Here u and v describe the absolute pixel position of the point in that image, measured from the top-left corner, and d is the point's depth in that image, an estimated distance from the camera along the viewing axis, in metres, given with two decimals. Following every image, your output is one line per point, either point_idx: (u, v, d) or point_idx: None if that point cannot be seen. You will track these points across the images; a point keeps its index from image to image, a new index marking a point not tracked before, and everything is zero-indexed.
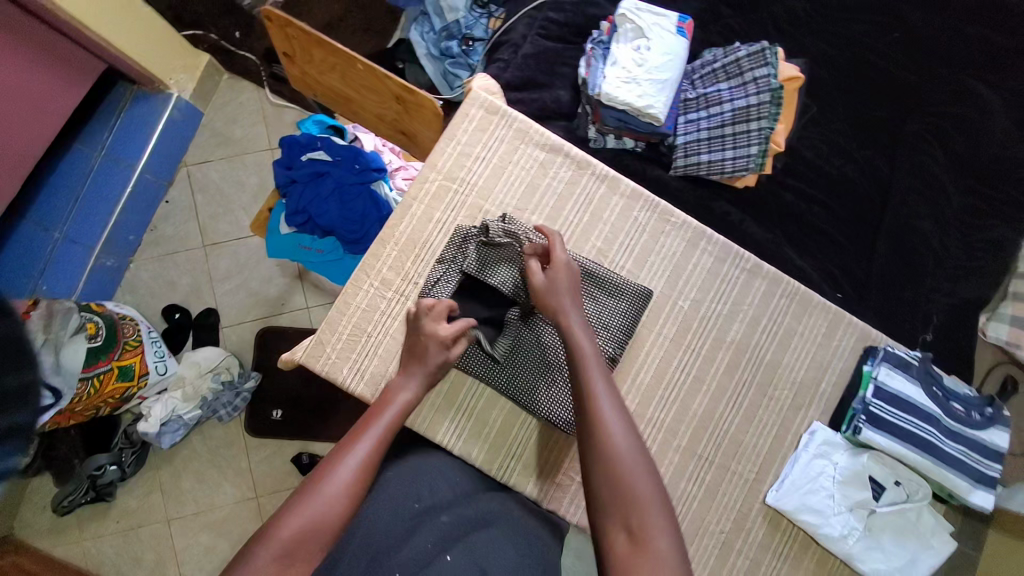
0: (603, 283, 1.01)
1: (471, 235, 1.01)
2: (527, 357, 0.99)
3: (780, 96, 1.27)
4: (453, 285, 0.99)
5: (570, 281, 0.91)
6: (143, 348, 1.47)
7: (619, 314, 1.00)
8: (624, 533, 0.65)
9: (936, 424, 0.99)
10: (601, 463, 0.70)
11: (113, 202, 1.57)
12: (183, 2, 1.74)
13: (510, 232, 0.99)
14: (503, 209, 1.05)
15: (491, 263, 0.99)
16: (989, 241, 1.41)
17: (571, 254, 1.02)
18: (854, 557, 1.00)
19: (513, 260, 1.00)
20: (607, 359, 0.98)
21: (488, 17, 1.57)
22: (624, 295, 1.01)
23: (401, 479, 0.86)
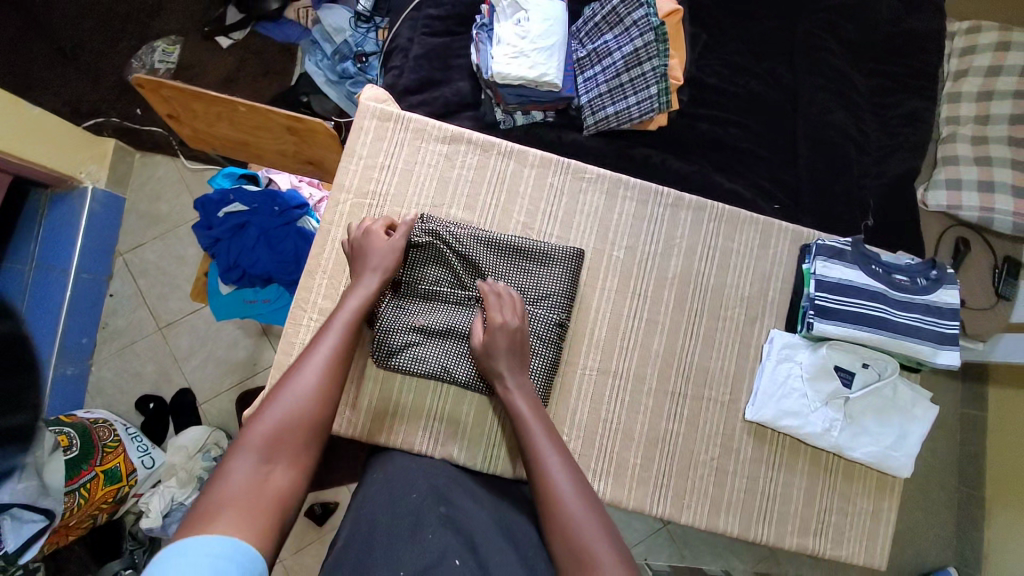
0: (533, 254, 1.02)
1: None
2: None
3: (664, 32, 1.28)
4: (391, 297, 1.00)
5: (511, 342, 0.90)
6: (124, 446, 1.45)
7: (556, 280, 1.01)
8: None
9: (882, 299, 1.01)
10: (560, 534, 0.72)
11: (56, 310, 1.54)
12: (73, 93, 1.67)
13: (428, 230, 1.00)
14: (419, 209, 1.05)
15: (420, 265, 1.00)
16: (902, 116, 1.44)
17: (494, 239, 1.02)
18: (845, 448, 1.02)
19: (439, 258, 1.00)
20: (556, 326, 0.99)
21: (375, 30, 1.57)
22: (556, 260, 1.02)
23: (381, 488, 0.86)
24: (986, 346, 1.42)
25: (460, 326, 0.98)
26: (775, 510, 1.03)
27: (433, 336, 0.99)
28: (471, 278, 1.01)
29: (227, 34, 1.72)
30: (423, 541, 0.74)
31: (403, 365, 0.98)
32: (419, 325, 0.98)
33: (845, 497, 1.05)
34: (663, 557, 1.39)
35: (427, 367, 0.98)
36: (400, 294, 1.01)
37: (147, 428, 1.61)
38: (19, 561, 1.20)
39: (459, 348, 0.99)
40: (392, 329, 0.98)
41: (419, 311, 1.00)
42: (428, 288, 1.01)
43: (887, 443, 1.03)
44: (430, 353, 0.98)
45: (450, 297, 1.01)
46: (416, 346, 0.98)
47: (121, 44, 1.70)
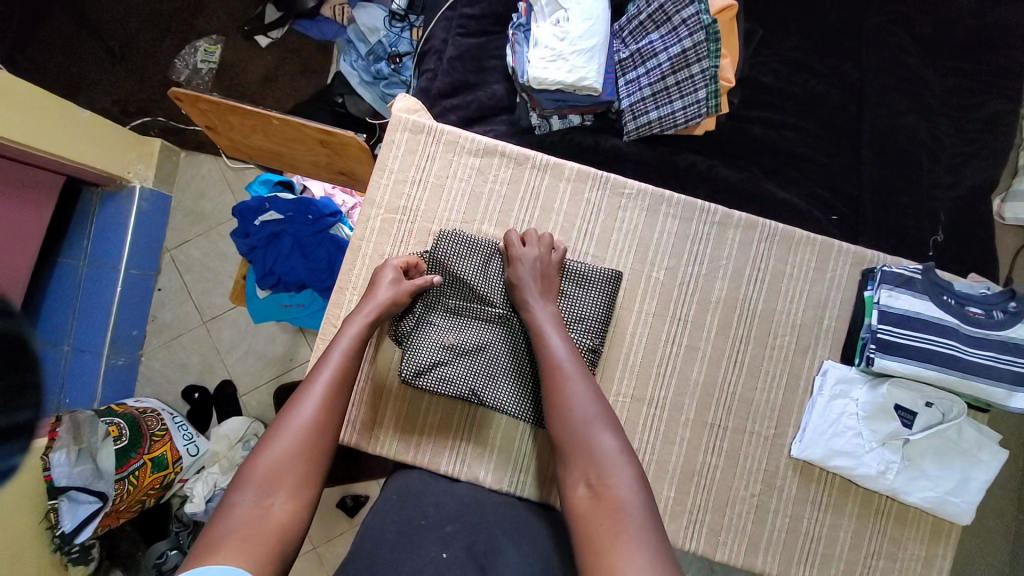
0: (567, 275, 0.98)
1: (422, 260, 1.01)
2: (524, 352, 0.98)
3: (716, 31, 1.18)
4: (418, 315, 0.99)
5: (542, 268, 0.95)
6: (169, 435, 1.49)
7: (590, 303, 0.97)
8: (585, 487, 0.72)
9: (953, 335, 0.92)
10: (566, 432, 0.78)
11: (108, 305, 1.62)
12: (123, 91, 1.70)
13: (459, 244, 0.99)
14: (450, 224, 1.03)
15: (449, 281, 0.99)
16: (983, 119, 1.30)
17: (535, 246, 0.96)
18: (900, 491, 0.95)
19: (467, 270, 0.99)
20: (589, 351, 0.95)
21: (410, 29, 1.53)
22: (592, 283, 0.98)
23: (405, 506, 0.86)
24: None
25: (489, 345, 0.98)
26: (819, 552, 0.97)
27: (462, 355, 0.97)
28: (498, 295, 0.99)
29: (267, 33, 1.72)
30: (427, 555, 0.73)
31: (430, 385, 0.95)
32: (448, 343, 0.97)
33: (895, 541, 0.98)
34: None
35: (453, 387, 0.96)
36: (429, 313, 0.99)
37: (192, 419, 1.68)
38: (76, 539, 1.33)
39: (488, 369, 0.97)
40: (421, 347, 0.96)
41: (448, 330, 0.98)
42: (455, 307, 1.00)
43: (948, 488, 0.94)
44: (458, 374, 0.96)
45: (479, 316, 0.99)
46: (444, 365, 0.96)
47: (166, 42, 1.72)
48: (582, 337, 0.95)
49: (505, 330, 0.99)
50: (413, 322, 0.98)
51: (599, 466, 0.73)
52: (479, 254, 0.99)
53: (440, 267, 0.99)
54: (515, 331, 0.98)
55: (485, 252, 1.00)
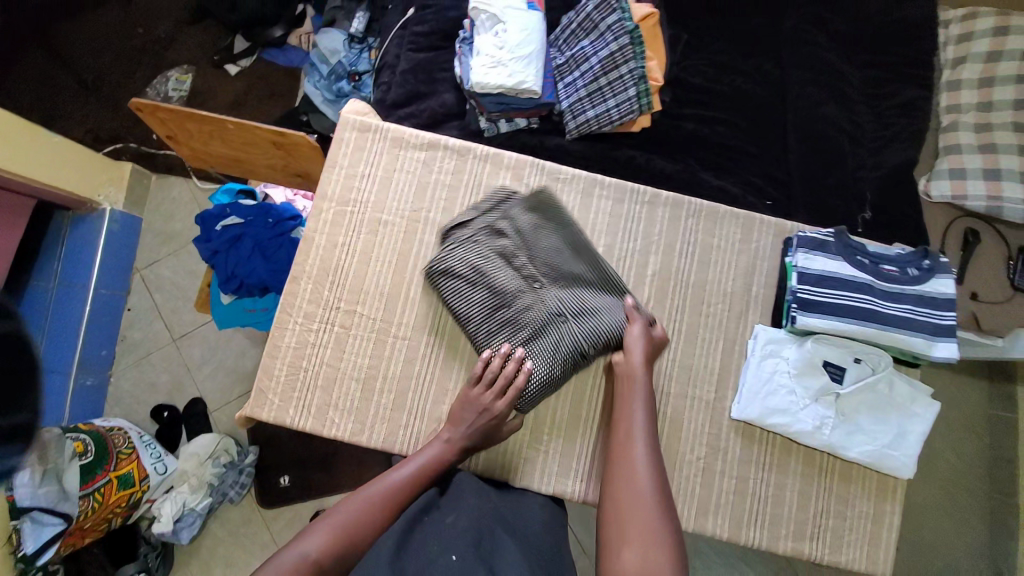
0: (585, 276, 1.02)
1: (506, 197, 1.07)
2: (543, 341, 0.97)
3: (638, 36, 1.29)
4: (465, 236, 1.04)
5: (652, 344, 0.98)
6: (137, 453, 1.46)
7: (598, 301, 1.01)
8: (636, 559, 0.74)
9: (869, 291, 0.98)
10: (632, 497, 0.81)
11: (76, 326, 1.61)
12: (99, 121, 1.77)
13: (531, 203, 1.04)
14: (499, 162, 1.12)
15: (512, 223, 1.04)
16: (898, 106, 1.41)
17: (578, 228, 1.04)
18: (838, 447, 0.98)
19: (548, 224, 1.04)
20: (575, 351, 0.96)
21: (369, 50, 1.62)
22: (604, 282, 1.03)
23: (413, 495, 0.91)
24: (1006, 343, 1.32)
25: (519, 310, 0.99)
26: (767, 512, 1.00)
27: (485, 286, 1.00)
28: (585, 326, 0.97)
29: (235, 62, 1.81)
30: (428, 550, 0.78)
31: (444, 292, 1.02)
32: (474, 270, 1.01)
33: (841, 499, 1.01)
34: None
35: (463, 308, 1.01)
36: (472, 240, 1.03)
37: (161, 437, 1.66)
38: (37, 561, 1.26)
39: (497, 311, 1.00)
40: (462, 256, 1.02)
41: (483, 257, 1.02)
42: (506, 248, 1.03)
43: (884, 442, 0.98)
44: (469, 298, 1.01)
45: (560, 344, 0.96)
46: (465, 283, 1.01)
47: (139, 74, 1.80)
48: (567, 334, 0.97)
49: (534, 297, 1.00)
50: (449, 242, 1.04)
51: (651, 541, 0.76)
52: (539, 215, 1.04)
53: (504, 207, 1.06)
54: (537, 303, 1.00)
55: (548, 215, 1.04)
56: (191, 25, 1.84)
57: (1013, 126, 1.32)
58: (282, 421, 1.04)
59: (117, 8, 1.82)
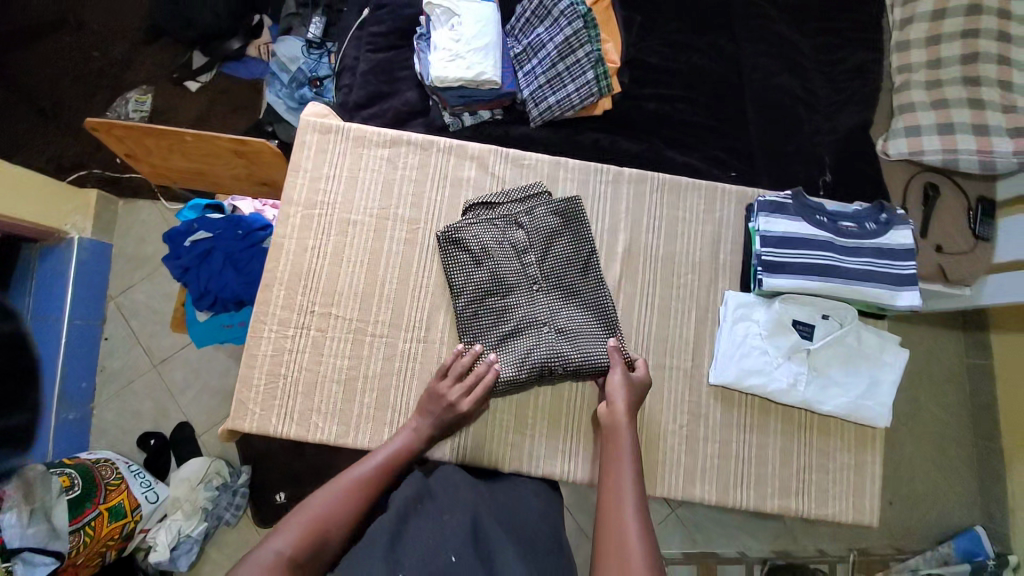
0: (569, 289, 1.06)
1: (539, 196, 1.09)
2: (514, 344, 1.02)
3: (592, 18, 1.32)
4: (476, 221, 1.07)
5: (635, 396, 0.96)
6: (126, 483, 1.40)
7: (579, 319, 1.03)
8: None
9: (830, 247, 1.01)
10: (616, 542, 0.74)
11: (54, 360, 1.51)
12: (58, 150, 1.70)
13: (536, 209, 1.07)
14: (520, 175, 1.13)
15: (525, 219, 1.07)
16: (850, 70, 1.44)
17: (578, 239, 1.06)
18: (813, 402, 1.01)
19: (555, 236, 1.06)
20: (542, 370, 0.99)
21: (328, 54, 1.61)
22: (585, 297, 1.05)
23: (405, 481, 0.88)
24: (973, 291, 1.35)
25: (509, 305, 1.04)
26: (752, 472, 1.02)
27: (490, 263, 1.04)
28: (560, 339, 1.01)
29: (195, 77, 1.75)
30: (428, 543, 0.76)
31: (446, 260, 1.06)
32: (480, 252, 1.05)
33: (823, 452, 1.04)
34: (675, 543, 1.48)
35: (459, 280, 1.05)
36: (493, 224, 1.07)
37: (149, 468, 1.56)
38: None
39: (491, 290, 1.04)
40: (476, 232, 1.06)
41: (497, 242, 1.06)
42: (522, 241, 1.06)
43: (857, 393, 1.02)
44: (469, 271, 1.05)
45: (531, 349, 1.00)
46: (468, 257, 1.05)
47: (97, 97, 1.74)
48: (544, 347, 1.00)
49: (526, 297, 1.04)
50: (470, 219, 1.08)
51: None
52: (560, 219, 1.07)
53: (532, 203, 1.08)
54: (525, 300, 1.04)
55: (569, 224, 1.07)
56: (148, 44, 1.78)
57: (963, 80, 1.33)
58: (265, 431, 1.03)
59: (69, 33, 1.77)
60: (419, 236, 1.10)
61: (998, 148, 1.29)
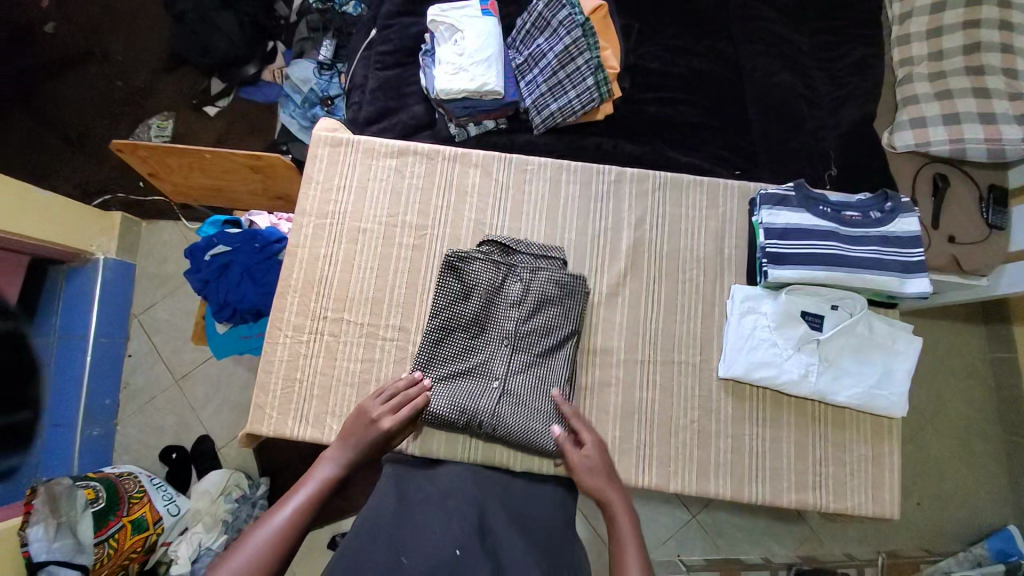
0: (535, 349, 1.02)
1: (553, 257, 1.08)
2: (460, 384, 1.01)
3: (590, 28, 1.36)
4: (478, 261, 1.06)
5: (605, 465, 0.93)
6: (149, 496, 1.41)
7: (532, 385, 1.01)
8: None
9: (835, 237, 1.01)
10: None
11: (80, 376, 1.55)
12: (86, 175, 1.78)
13: (535, 265, 1.06)
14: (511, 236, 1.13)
15: (514, 277, 1.06)
16: (850, 65, 1.45)
17: (559, 304, 1.04)
18: (825, 393, 1.01)
19: (550, 302, 1.04)
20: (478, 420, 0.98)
21: (338, 75, 1.68)
22: (553, 363, 1.03)
23: (418, 483, 0.90)
24: (990, 281, 1.32)
25: (470, 344, 1.04)
26: (767, 466, 1.02)
27: (481, 308, 1.04)
28: (498, 398, 0.99)
29: (214, 102, 1.83)
30: (432, 533, 0.74)
31: (438, 284, 1.04)
32: (474, 293, 1.04)
33: (839, 443, 1.03)
34: (697, 549, 1.44)
35: (441, 307, 1.03)
36: (499, 266, 1.06)
37: (171, 479, 1.59)
38: None
39: (456, 322, 1.03)
40: (480, 272, 1.05)
41: (492, 289, 1.05)
42: (515, 295, 1.04)
43: (871, 382, 1.01)
44: (448, 305, 1.03)
45: (473, 397, 1.00)
46: (455, 293, 1.04)
47: (122, 124, 1.83)
48: (489, 404, 0.99)
49: (485, 349, 1.03)
50: (481, 253, 1.07)
51: None
52: (559, 288, 1.04)
53: (542, 262, 1.07)
54: (479, 348, 1.03)
55: (563, 296, 1.04)
56: (168, 72, 1.87)
57: (965, 71, 1.33)
58: (283, 434, 1.06)
59: (94, 65, 1.88)
60: (426, 242, 1.13)
61: (1008, 135, 1.27)
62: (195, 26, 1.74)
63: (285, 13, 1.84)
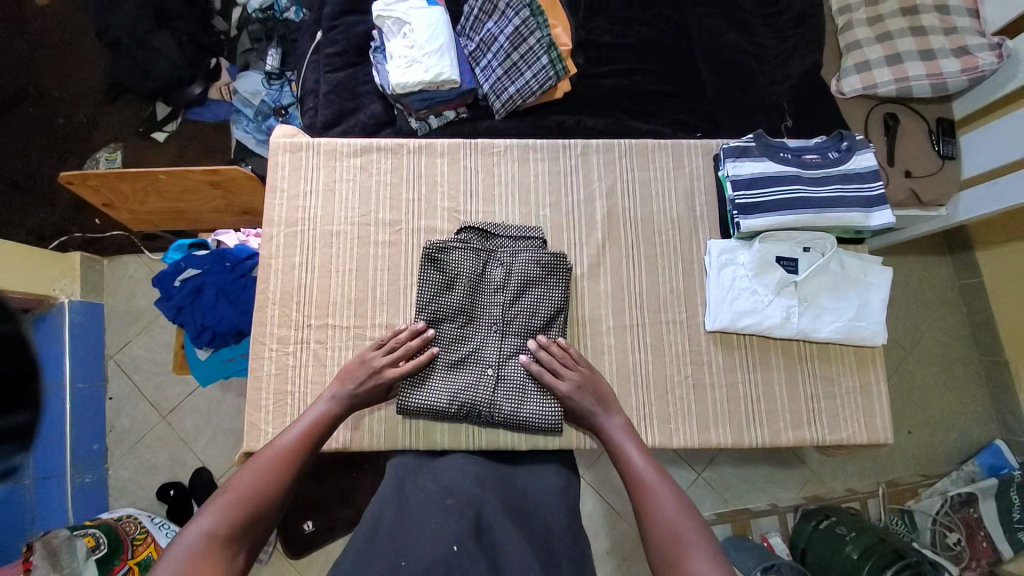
0: (528, 334, 1.02)
1: (535, 241, 1.07)
2: (461, 376, 1.01)
3: (537, 7, 1.36)
4: (458, 245, 1.06)
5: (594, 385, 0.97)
6: (152, 535, 1.38)
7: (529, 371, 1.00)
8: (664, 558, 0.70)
9: (798, 180, 1.04)
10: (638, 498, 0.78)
11: (60, 427, 1.47)
12: (37, 219, 1.70)
13: (510, 247, 1.07)
14: (487, 221, 1.13)
15: (493, 260, 1.06)
16: (795, 17, 1.48)
17: (543, 289, 1.04)
18: (808, 331, 1.04)
19: (535, 282, 1.04)
20: (477, 410, 0.98)
21: (288, 83, 1.65)
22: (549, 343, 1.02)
23: (423, 484, 0.88)
24: (949, 208, 1.38)
25: (463, 333, 1.03)
26: (763, 410, 1.05)
27: (467, 297, 1.04)
28: (494, 388, 1.00)
29: (162, 128, 1.75)
30: (428, 536, 0.71)
31: (420, 279, 1.04)
32: (456, 279, 1.04)
33: (828, 378, 1.06)
34: (708, 506, 1.47)
35: (427, 299, 1.03)
36: (477, 253, 1.06)
37: (172, 518, 1.53)
38: None
39: (447, 312, 1.03)
40: (457, 258, 1.05)
41: (475, 275, 1.04)
42: (498, 281, 1.04)
43: (851, 315, 1.04)
44: (435, 294, 1.03)
45: (468, 384, 1.00)
46: (440, 284, 1.04)
47: (69, 161, 1.76)
48: (490, 395, 0.99)
49: (478, 340, 1.03)
50: (459, 242, 1.06)
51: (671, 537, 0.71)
52: (542, 271, 1.04)
53: (521, 243, 1.08)
54: (473, 340, 1.03)
55: (548, 279, 1.04)
56: (111, 102, 1.80)
57: (901, 11, 1.37)
58: None
59: (31, 104, 1.79)
60: (402, 237, 1.12)
61: (949, 69, 1.32)
62: (133, 50, 1.66)
63: (224, 27, 1.81)
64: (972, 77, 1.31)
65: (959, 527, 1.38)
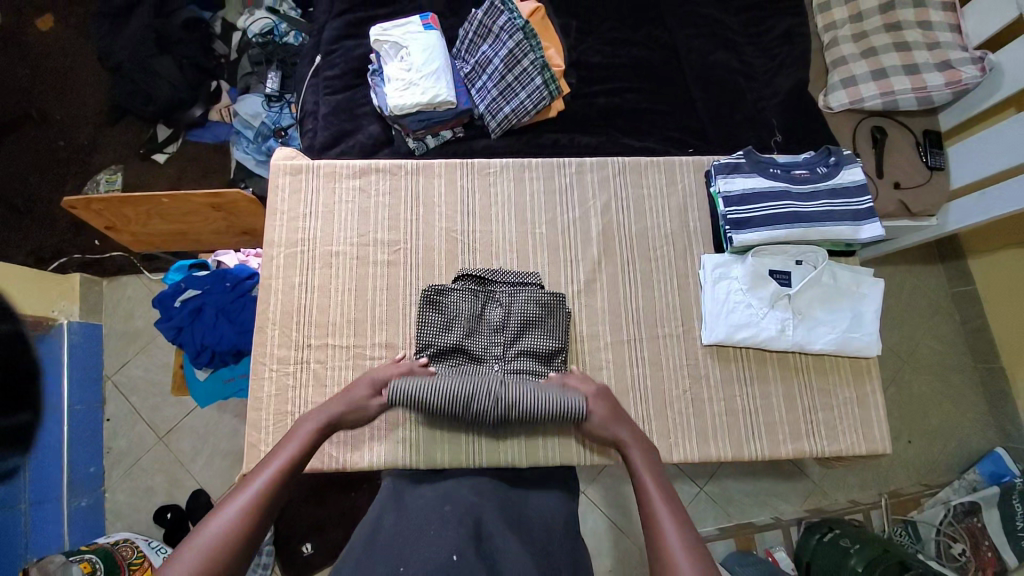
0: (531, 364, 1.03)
1: (531, 280, 1.09)
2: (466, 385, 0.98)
3: (530, 31, 1.40)
4: (458, 288, 1.08)
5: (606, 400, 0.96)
6: (149, 560, 1.35)
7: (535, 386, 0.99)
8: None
9: (788, 196, 1.06)
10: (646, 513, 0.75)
11: (58, 449, 1.47)
12: (37, 240, 1.71)
13: (508, 283, 1.08)
14: (485, 239, 1.15)
15: (492, 299, 1.07)
16: (780, 37, 1.52)
17: (546, 325, 1.05)
18: (803, 343, 1.05)
19: (536, 322, 1.04)
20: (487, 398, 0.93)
21: (288, 105, 1.68)
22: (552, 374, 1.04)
23: (422, 495, 0.88)
24: (939, 218, 1.41)
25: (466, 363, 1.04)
26: (761, 422, 1.05)
27: (469, 333, 1.05)
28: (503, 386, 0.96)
29: (163, 149, 1.78)
30: (426, 544, 0.71)
31: (419, 320, 1.05)
32: (455, 317, 1.05)
33: (825, 390, 1.07)
34: (710, 519, 1.46)
35: (426, 336, 1.04)
36: (476, 294, 1.08)
37: (168, 542, 1.51)
38: None
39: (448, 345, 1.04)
40: (457, 298, 1.07)
41: (475, 313, 1.06)
42: (497, 321, 1.05)
43: (845, 327, 1.06)
44: (434, 329, 1.05)
45: (478, 400, 0.94)
46: (438, 322, 1.05)
47: (69, 183, 1.78)
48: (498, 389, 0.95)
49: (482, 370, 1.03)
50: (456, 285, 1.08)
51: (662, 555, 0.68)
52: (542, 310, 1.05)
53: (519, 285, 1.08)
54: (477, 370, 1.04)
55: (547, 317, 1.05)
56: (112, 125, 1.83)
57: (884, 28, 1.41)
58: None
59: (32, 127, 1.82)
60: (401, 256, 1.14)
61: (932, 83, 1.35)
62: (134, 74, 1.70)
63: (224, 51, 1.81)
64: (955, 90, 1.34)
65: (963, 537, 1.38)
